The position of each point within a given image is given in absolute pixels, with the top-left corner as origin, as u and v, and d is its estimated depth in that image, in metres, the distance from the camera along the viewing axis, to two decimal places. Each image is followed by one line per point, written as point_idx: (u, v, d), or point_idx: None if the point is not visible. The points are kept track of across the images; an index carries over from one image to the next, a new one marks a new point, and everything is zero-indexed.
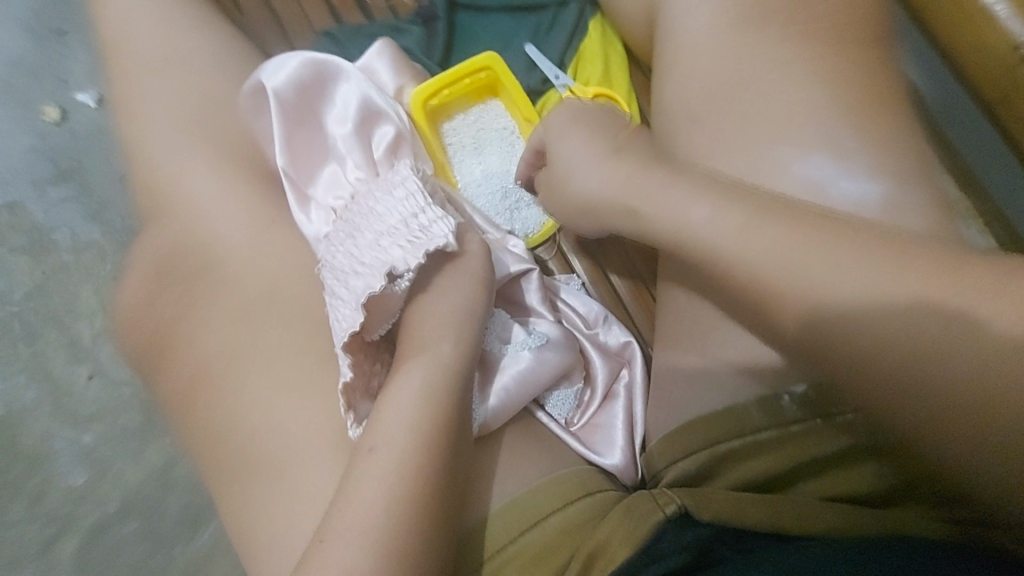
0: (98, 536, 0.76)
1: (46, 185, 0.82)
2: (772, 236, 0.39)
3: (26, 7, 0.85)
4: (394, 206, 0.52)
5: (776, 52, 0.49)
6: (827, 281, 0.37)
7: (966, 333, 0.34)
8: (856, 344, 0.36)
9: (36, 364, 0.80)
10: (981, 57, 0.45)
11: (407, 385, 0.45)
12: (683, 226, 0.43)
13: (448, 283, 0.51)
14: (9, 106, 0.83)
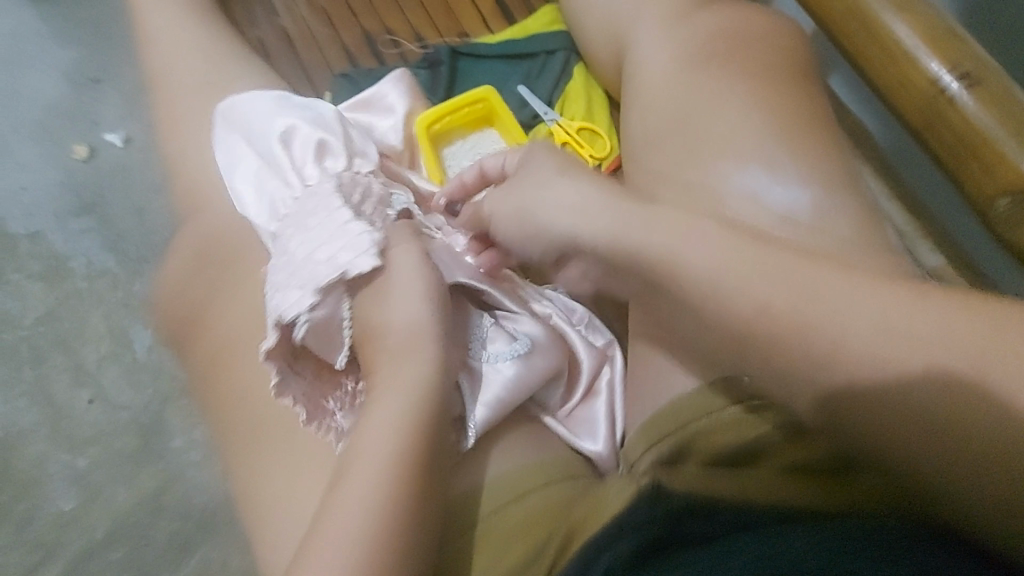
0: (82, 564, 0.75)
1: (68, 217, 0.87)
2: (747, 269, 0.48)
3: (68, 58, 0.93)
4: (315, 234, 0.63)
5: (719, 88, 0.62)
6: (812, 304, 0.45)
7: (911, 345, 0.42)
8: (836, 357, 0.43)
9: (38, 388, 0.82)
10: (897, 91, 0.52)
11: (401, 397, 0.55)
12: (691, 263, 0.50)
13: (394, 293, 0.61)
14: (43, 144, 0.90)
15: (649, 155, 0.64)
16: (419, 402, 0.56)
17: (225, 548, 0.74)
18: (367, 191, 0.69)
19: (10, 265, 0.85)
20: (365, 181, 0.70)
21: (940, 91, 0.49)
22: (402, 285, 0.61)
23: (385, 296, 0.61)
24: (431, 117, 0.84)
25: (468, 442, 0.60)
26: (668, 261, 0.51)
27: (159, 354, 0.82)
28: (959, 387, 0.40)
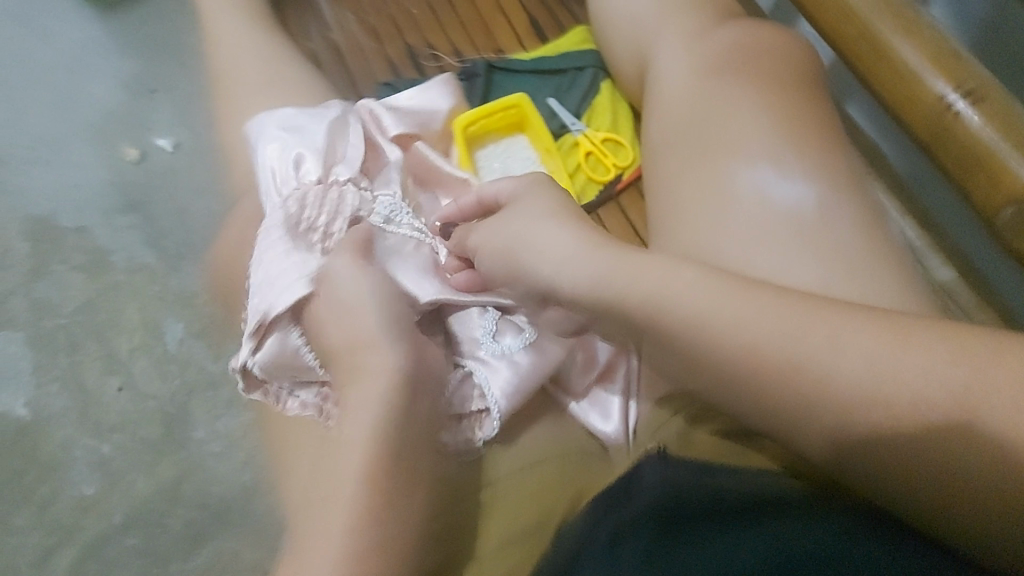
0: (96, 549, 0.76)
1: (114, 214, 0.92)
2: (747, 306, 0.53)
3: (129, 69, 1.00)
4: (266, 260, 0.75)
5: (737, 111, 0.74)
6: (806, 336, 0.50)
7: (903, 370, 0.46)
8: (834, 382, 0.48)
9: (71, 374, 0.84)
10: (910, 111, 0.57)
11: (368, 413, 0.65)
12: (692, 306, 0.55)
13: (336, 312, 0.71)
14: (95, 146, 0.95)
15: (665, 159, 0.79)
16: (388, 416, 0.65)
17: (237, 538, 0.76)
18: (332, 209, 0.79)
19: (56, 257, 0.89)
20: (335, 201, 0.79)
21: (946, 107, 0.54)
22: (350, 302, 0.71)
23: (332, 317, 0.71)
24: (469, 118, 0.97)
25: (491, 431, 0.72)
26: (657, 300, 0.57)
27: (191, 345, 0.86)
28: (941, 418, 0.44)
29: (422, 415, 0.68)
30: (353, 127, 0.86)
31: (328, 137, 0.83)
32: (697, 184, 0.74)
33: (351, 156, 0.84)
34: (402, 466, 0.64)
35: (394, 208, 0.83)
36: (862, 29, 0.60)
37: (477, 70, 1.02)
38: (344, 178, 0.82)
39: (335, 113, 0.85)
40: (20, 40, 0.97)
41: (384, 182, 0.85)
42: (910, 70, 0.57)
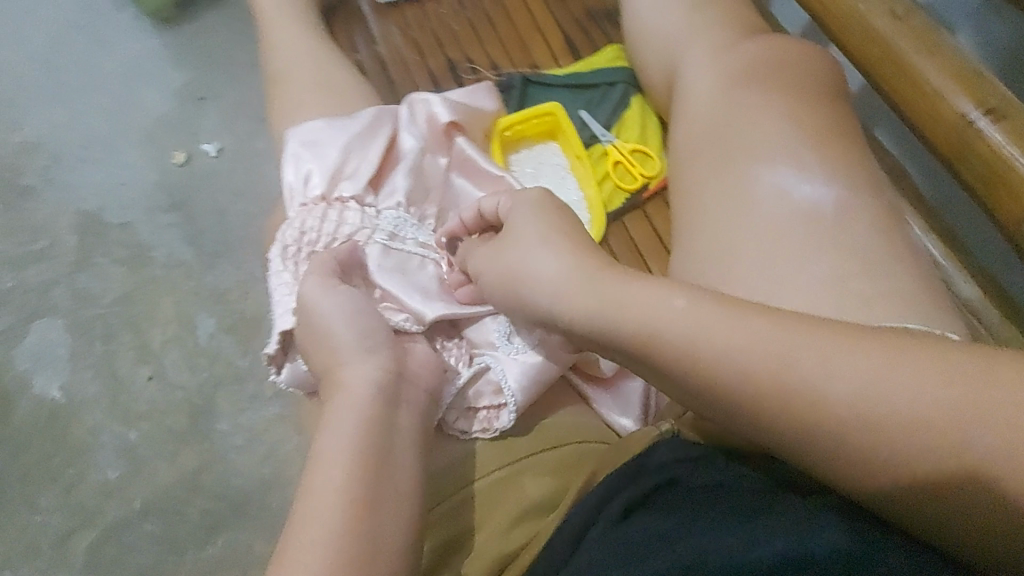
0: (117, 533, 0.79)
1: (157, 213, 0.95)
2: (684, 316, 0.35)
3: (179, 78, 1.02)
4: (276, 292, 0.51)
5: (760, 45, 0.49)
6: (724, 359, 0.34)
7: (890, 398, 0.30)
8: (803, 416, 0.32)
9: (105, 362, 0.87)
10: (923, 109, 0.42)
11: (335, 433, 0.40)
12: (646, 321, 0.36)
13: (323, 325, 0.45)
14: (145, 148, 0.98)
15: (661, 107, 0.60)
16: (363, 437, 0.40)
17: (252, 530, 0.79)
18: (334, 233, 0.52)
19: (100, 250, 0.93)
20: (336, 223, 0.52)
21: (962, 123, 0.40)
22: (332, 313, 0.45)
23: (314, 325, 0.45)
24: None
25: (507, 423, 0.48)
26: (643, 335, 0.36)
27: (221, 340, 0.88)
28: (968, 449, 0.29)
29: (408, 438, 0.42)
30: (377, 143, 0.55)
31: (347, 154, 0.54)
32: (710, 125, 0.48)
33: (368, 169, 0.54)
34: (367, 507, 0.37)
35: (401, 222, 0.53)
36: (881, 46, 0.44)
37: (512, 82, 0.66)
38: (349, 198, 0.53)
39: (362, 125, 0.55)
40: (83, 49, 1.04)
41: (388, 194, 0.55)
42: (934, 86, 0.41)
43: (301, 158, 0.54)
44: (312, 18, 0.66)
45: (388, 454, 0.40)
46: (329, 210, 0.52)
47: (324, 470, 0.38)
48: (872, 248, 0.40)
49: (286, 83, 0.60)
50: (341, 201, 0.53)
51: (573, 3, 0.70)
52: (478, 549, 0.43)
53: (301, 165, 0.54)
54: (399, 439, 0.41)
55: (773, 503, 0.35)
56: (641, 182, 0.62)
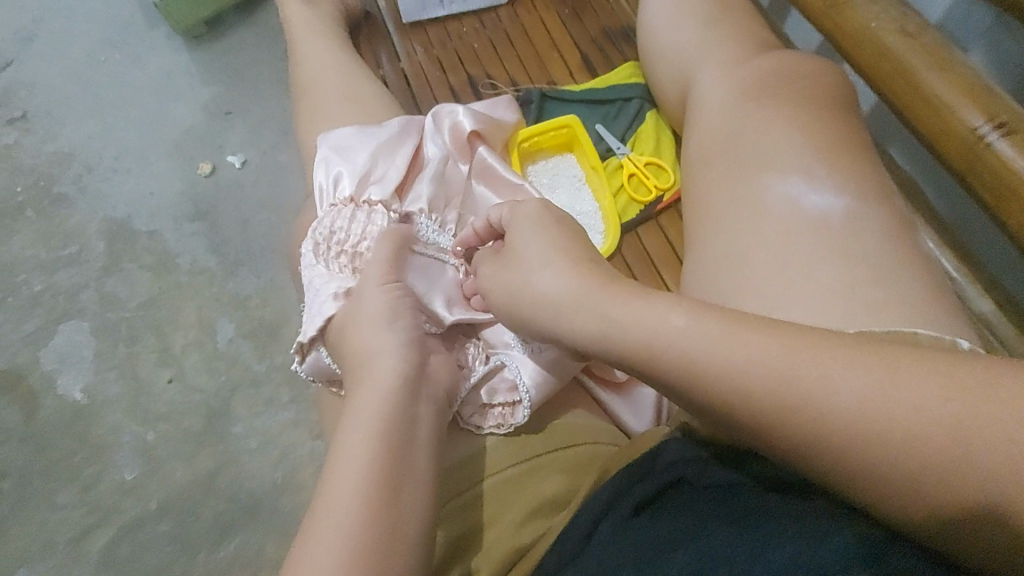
0: (133, 531, 0.80)
1: (183, 220, 0.98)
2: (679, 327, 0.33)
3: (208, 93, 1.06)
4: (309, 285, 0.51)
5: (770, 61, 0.51)
6: (720, 373, 0.32)
7: (898, 415, 0.28)
8: (803, 434, 0.30)
9: (128, 364, 0.89)
10: (934, 123, 0.43)
11: (357, 421, 0.41)
12: (638, 331, 0.34)
13: (357, 323, 0.46)
14: (174, 158, 1.02)
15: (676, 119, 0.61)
16: (385, 426, 0.40)
17: (264, 532, 0.80)
18: (362, 233, 0.52)
19: (127, 256, 0.96)
20: (363, 225, 0.53)
21: (972, 138, 0.41)
22: (364, 313, 0.46)
23: (348, 323, 0.47)
24: None
25: (521, 420, 0.48)
26: (647, 334, 0.34)
27: (239, 345, 0.90)
28: (981, 466, 0.26)
29: (427, 433, 0.42)
30: (404, 150, 0.57)
31: (374, 159, 0.56)
32: (721, 140, 0.49)
33: (395, 175, 0.56)
34: (392, 492, 0.38)
35: (423, 228, 0.55)
36: (893, 64, 0.45)
37: (530, 98, 0.68)
38: (376, 201, 0.55)
39: (390, 133, 0.57)
40: (118, 65, 1.09)
41: (412, 201, 0.56)
42: (944, 101, 0.42)
43: (333, 163, 0.55)
44: (338, 35, 0.69)
45: (410, 444, 0.41)
46: (357, 212, 0.54)
47: (348, 454, 0.39)
48: (886, 260, 0.40)
49: (312, 95, 0.63)
50: (368, 204, 0.54)
51: (589, 23, 0.73)
52: (490, 543, 0.43)
53: (334, 169, 0.55)
54: (420, 431, 0.42)
55: (772, 511, 0.34)
56: (654, 194, 0.63)
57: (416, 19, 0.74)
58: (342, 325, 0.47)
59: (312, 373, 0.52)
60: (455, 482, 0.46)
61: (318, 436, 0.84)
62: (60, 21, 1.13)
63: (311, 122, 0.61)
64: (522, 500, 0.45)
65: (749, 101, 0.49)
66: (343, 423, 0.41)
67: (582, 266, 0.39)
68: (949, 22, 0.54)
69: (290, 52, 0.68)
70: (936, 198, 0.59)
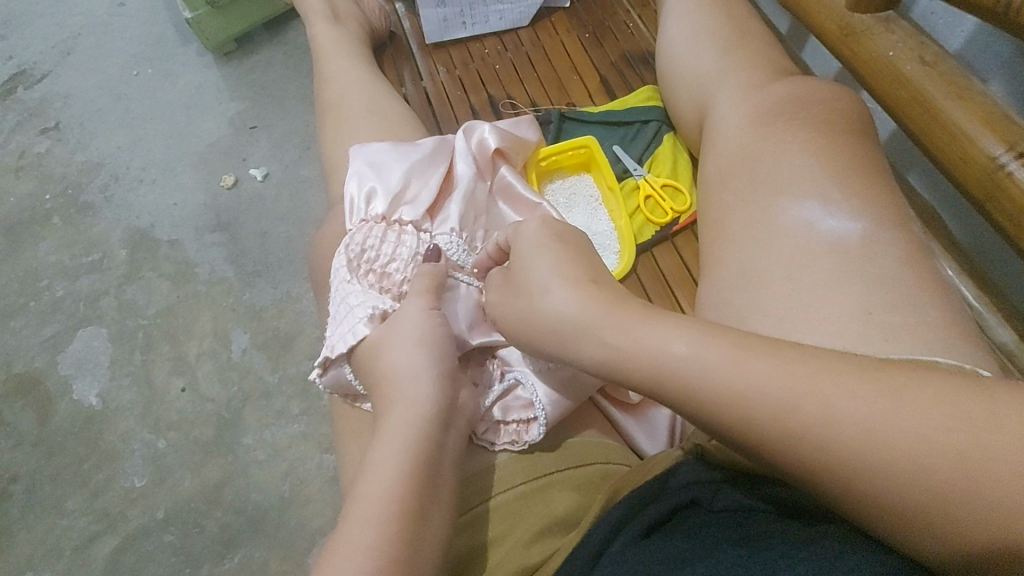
0: (137, 540, 0.80)
1: (204, 231, 1.00)
2: (688, 350, 0.33)
3: (235, 108, 1.09)
4: (339, 301, 0.51)
5: (788, 88, 0.51)
6: (724, 394, 0.31)
7: (899, 440, 0.27)
8: (806, 458, 0.29)
9: (143, 371, 0.90)
10: (959, 153, 0.43)
11: (388, 439, 0.41)
12: (653, 356, 0.34)
13: (390, 342, 0.46)
14: (199, 171, 1.04)
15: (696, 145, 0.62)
16: (417, 449, 0.40)
17: (268, 547, 0.79)
18: (391, 254, 0.53)
19: (149, 264, 0.98)
20: (393, 245, 0.53)
21: (997, 169, 0.41)
22: (397, 332, 0.47)
23: (382, 343, 0.47)
24: None
25: (536, 438, 0.48)
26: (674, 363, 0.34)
27: (253, 356, 0.91)
28: (983, 500, 0.25)
29: (452, 456, 0.43)
30: (436, 171, 0.58)
31: (407, 178, 0.56)
32: (737, 164, 0.49)
33: (427, 196, 0.57)
34: (420, 515, 0.38)
35: (452, 247, 0.56)
36: (913, 94, 0.45)
37: (550, 118, 0.69)
38: (407, 222, 0.55)
39: (423, 152, 0.58)
40: (150, 80, 1.12)
41: (441, 221, 0.57)
42: (963, 130, 0.42)
43: (367, 180, 0.56)
44: (364, 55, 0.70)
45: (438, 469, 0.41)
46: (387, 231, 0.54)
47: (378, 474, 0.39)
48: (901, 285, 0.40)
49: (338, 111, 0.65)
50: (399, 224, 0.55)
51: (609, 47, 0.74)
52: (498, 560, 0.42)
53: (367, 186, 0.56)
54: (447, 458, 0.42)
55: (780, 537, 0.33)
56: (671, 216, 0.63)
57: (440, 41, 0.76)
58: (373, 348, 0.47)
59: (332, 386, 0.52)
60: (468, 495, 0.46)
61: (327, 449, 0.84)
62: (97, 36, 1.18)
63: (337, 137, 0.63)
64: (534, 516, 0.44)
65: (770, 125, 0.49)
66: (371, 447, 0.41)
67: (601, 287, 0.39)
68: (969, 51, 0.54)
69: (316, 70, 0.70)
70: (956, 227, 0.58)
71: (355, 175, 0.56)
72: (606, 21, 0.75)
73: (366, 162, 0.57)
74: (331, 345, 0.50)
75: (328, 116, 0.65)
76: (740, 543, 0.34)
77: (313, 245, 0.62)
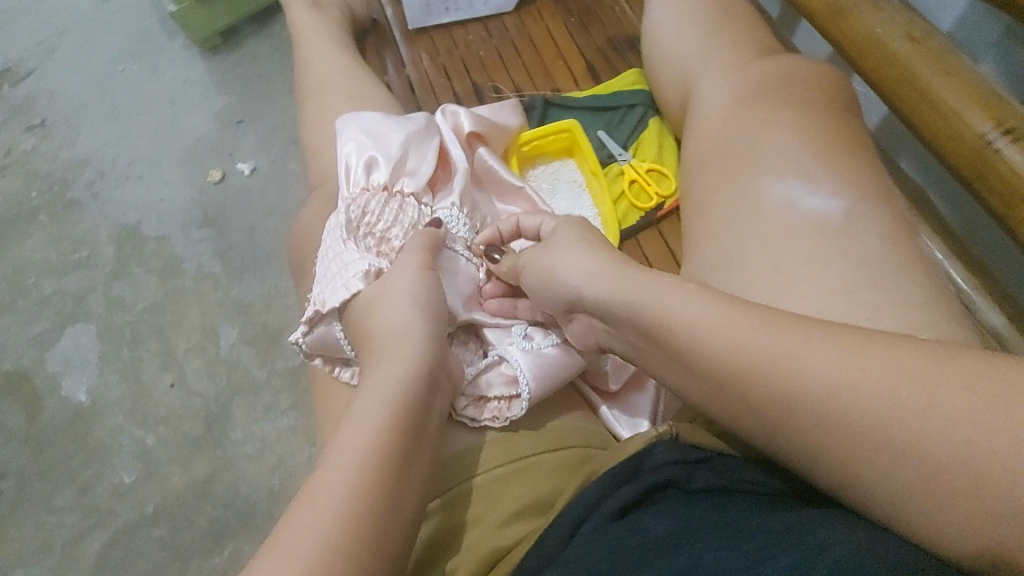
0: (126, 536, 0.80)
1: (192, 226, 0.99)
2: (688, 310, 0.36)
3: (221, 101, 1.08)
4: (333, 257, 0.50)
5: (775, 61, 0.50)
6: (706, 348, 0.34)
7: (861, 393, 0.28)
8: (778, 407, 0.31)
9: (131, 366, 0.89)
10: (945, 129, 0.42)
11: (375, 392, 0.40)
12: (659, 316, 0.37)
13: (384, 299, 0.46)
14: (186, 165, 1.03)
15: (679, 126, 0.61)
16: (396, 415, 0.39)
17: (256, 541, 0.79)
18: (391, 221, 0.52)
19: (136, 260, 0.97)
20: (394, 213, 0.53)
21: (984, 147, 0.40)
22: (391, 291, 0.46)
23: (376, 300, 0.46)
24: None
25: (517, 414, 0.47)
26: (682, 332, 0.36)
27: (242, 351, 0.90)
28: (937, 449, 0.26)
29: (436, 421, 0.42)
30: (433, 144, 0.57)
31: (406, 149, 0.55)
32: (723, 126, 0.49)
33: (426, 169, 0.56)
34: (400, 479, 0.37)
35: (453, 220, 0.55)
36: (899, 70, 0.45)
37: (534, 104, 0.68)
38: (408, 193, 0.54)
39: (423, 124, 0.57)
40: (136, 75, 1.11)
41: (442, 197, 0.57)
42: (950, 107, 0.42)
43: (365, 149, 0.54)
44: (346, 42, 0.69)
45: (419, 439, 0.40)
46: (389, 200, 0.53)
47: (348, 448, 0.37)
48: (883, 262, 0.39)
49: (318, 97, 0.64)
50: (400, 194, 0.54)
51: (596, 33, 0.73)
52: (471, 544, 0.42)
53: (364, 154, 0.54)
54: (432, 421, 0.42)
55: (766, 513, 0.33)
56: (655, 202, 0.62)
57: (423, 28, 0.75)
58: (367, 305, 0.46)
59: (314, 345, 0.50)
60: (451, 472, 0.45)
61: (315, 443, 0.83)
62: (82, 32, 1.16)
63: (319, 123, 0.62)
64: (511, 498, 0.44)
65: (759, 95, 0.48)
66: (355, 401, 0.40)
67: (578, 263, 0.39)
68: (959, 32, 0.53)
69: (297, 57, 0.69)
70: (943, 207, 0.58)
71: (352, 142, 0.55)
72: (592, 6, 0.74)
73: (363, 131, 0.55)
74: (324, 298, 0.49)
75: (310, 101, 0.64)
76: (726, 527, 0.32)
77: (295, 232, 0.61)
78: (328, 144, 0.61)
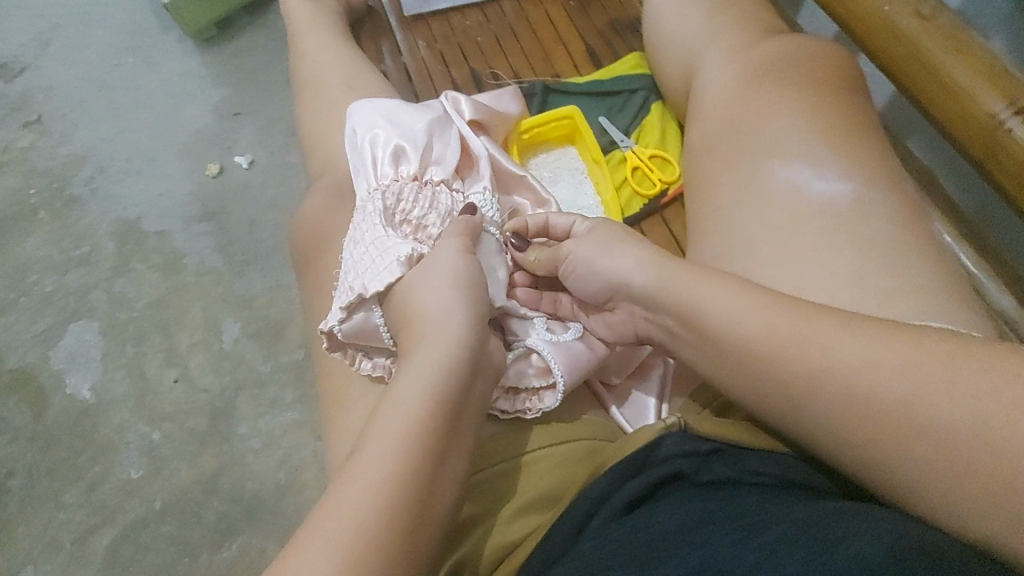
0: (135, 531, 0.80)
1: (192, 221, 0.98)
2: (726, 298, 0.37)
3: (218, 94, 1.07)
4: (370, 242, 0.48)
5: (792, 39, 0.49)
6: (743, 335, 0.35)
7: (893, 378, 0.30)
8: (812, 392, 0.32)
9: (135, 363, 0.90)
10: (958, 109, 0.41)
11: (416, 375, 0.39)
12: (696, 304, 0.38)
13: (423, 282, 0.44)
14: (184, 160, 1.02)
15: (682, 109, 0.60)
16: (438, 398, 0.38)
17: (265, 534, 0.79)
18: (427, 207, 0.51)
19: (137, 256, 0.97)
20: (428, 200, 0.52)
21: (997, 128, 0.39)
22: (431, 275, 0.45)
23: (416, 285, 0.45)
24: None
25: (551, 406, 0.47)
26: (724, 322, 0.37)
27: (246, 345, 0.90)
28: (966, 432, 0.27)
29: (477, 406, 0.41)
30: (455, 131, 0.56)
31: (431, 136, 0.55)
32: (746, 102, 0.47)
33: (453, 155, 0.55)
34: (439, 465, 0.36)
35: (486, 203, 0.54)
36: (909, 49, 0.43)
37: (533, 90, 0.67)
38: (438, 181, 0.54)
39: (442, 112, 0.57)
40: (132, 70, 1.10)
41: (471, 183, 0.56)
42: (962, 87, 0.40)
43: (388, 137, 0.53)
44: (341, 31, 0.68)
45: (459, 425, 0.39)
46: (421, 188, 0.52)
47: (383, 433, 0.36)
48: (895, 243, 0.38)
49: (316, 87, 0.63)
50: (430, 182, 0.53)
51: (596, 15, 0.72)
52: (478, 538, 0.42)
53: (387, 143, 0.53)
54: (472, 406, 0.40)
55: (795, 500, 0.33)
56: (658, 188, 0.61)
57: (419, 15, 0.73)
58: (408, 290, 0.45)
59: (352, 333, 0.48)
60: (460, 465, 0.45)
61: (321, 436, 0.84)
62: (77, 27, 1.15)
63: (317, 114, 0.61)
64: (518, 492, 0.44)
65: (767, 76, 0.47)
66: (394, 385, 0.39)
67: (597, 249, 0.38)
68: (967, 8, 0.52)
69: (293, 47, 0.68)
70: (951, 189, 0.57)
71: (375, 131, 0.54)
72: None
73: (383, 120, 0.55)
74: (365, 283, 0.47)
75: (307, 92, 0.63)
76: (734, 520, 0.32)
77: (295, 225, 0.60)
78: (327, 135, 0.60)
